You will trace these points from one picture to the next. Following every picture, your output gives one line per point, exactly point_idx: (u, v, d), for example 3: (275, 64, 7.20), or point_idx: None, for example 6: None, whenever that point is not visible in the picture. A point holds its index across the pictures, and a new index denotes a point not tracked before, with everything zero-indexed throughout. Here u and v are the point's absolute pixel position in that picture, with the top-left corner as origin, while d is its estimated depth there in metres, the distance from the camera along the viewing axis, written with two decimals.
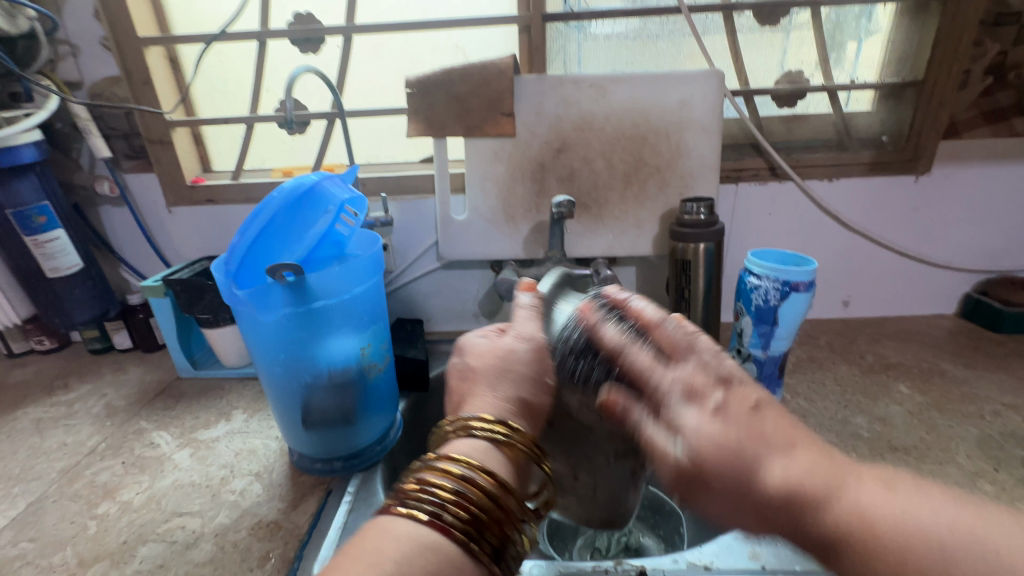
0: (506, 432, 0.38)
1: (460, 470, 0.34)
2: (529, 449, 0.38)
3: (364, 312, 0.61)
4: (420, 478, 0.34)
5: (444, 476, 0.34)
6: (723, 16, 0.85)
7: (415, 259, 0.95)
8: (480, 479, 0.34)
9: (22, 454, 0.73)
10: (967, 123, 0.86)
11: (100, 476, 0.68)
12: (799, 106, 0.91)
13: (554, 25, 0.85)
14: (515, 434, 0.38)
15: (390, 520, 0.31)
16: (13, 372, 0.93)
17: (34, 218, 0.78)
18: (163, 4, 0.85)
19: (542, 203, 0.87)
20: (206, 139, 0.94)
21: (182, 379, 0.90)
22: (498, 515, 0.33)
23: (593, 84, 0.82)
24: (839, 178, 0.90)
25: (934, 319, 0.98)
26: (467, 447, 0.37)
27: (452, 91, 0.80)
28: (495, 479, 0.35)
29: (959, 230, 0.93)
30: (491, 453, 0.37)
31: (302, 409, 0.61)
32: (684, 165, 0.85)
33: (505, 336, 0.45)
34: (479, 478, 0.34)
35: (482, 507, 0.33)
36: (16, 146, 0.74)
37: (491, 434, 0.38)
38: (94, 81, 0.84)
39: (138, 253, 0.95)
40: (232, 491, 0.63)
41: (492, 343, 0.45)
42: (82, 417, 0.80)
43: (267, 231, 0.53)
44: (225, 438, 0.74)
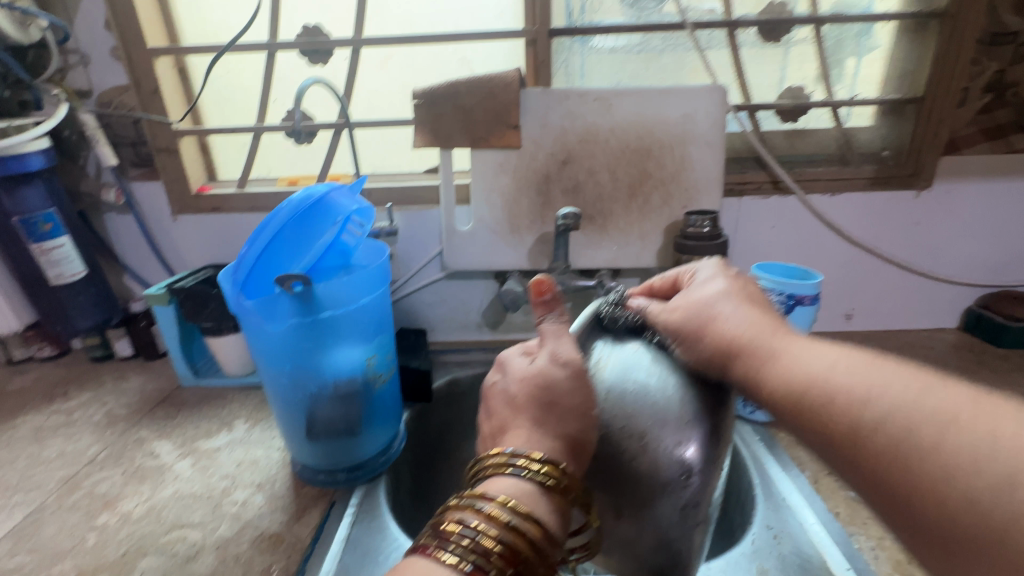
0: (557, 478, 0.38)
1: (507, 518, 0.35)
2: (575, 492, 0.38)
3: (370, 323, 0.61)
4: (465, 522, 0.35)
5: (487, 520, 0.35)
6: (726, 33, 0.86)
7: (419, 269, 0.95)
8: (526, 529, 0.36)
9: (21, 463, 0.72)
10: (966, 140, 0.87)
11: (100, 486, 0.67)
12: (800, 121, 0.92)
13: (560, 39, 0.87)
14: (561, 478, 0.38)
15: (434, 564, 0.33)
16: (12, 379, 0.93)
17: (40, 225, 0.78)
18: (174, 16, 0.86)
19: (547, 215, 0.88)
20: (213, 148, 0.94)
21: (184, 387, 0.89)
22: (538, 563, 0.36)
23: (598, 98, 0.83)
24: (841, 192, 0.90)
25: (937, 333, 0.99)
26: (511, 486, 0.38)
27: (459, 103, 0.81)
28: (540, 526, 0.36)
29: (960, 245, 0.94)
30: (539, 498, 0.38)
31: (307, 420, 0.61)
32: (688, 178, 0.85)
33: (539, 358, 0.43)
34: (523, 524, 0.36)
35: (524, 555, 0.35)
36: (24, 153, 0.74)
37: (541, 479, 0.38)
38: (103, 90, 0.84)
39: (142, 261, 0.95)
40: (235, 503, 0.63)
41: (528, 367, 0.43)
42: (82, 425, 0.79)
43: (277, 242, 0.53)
44: (227, 448, 0.73)
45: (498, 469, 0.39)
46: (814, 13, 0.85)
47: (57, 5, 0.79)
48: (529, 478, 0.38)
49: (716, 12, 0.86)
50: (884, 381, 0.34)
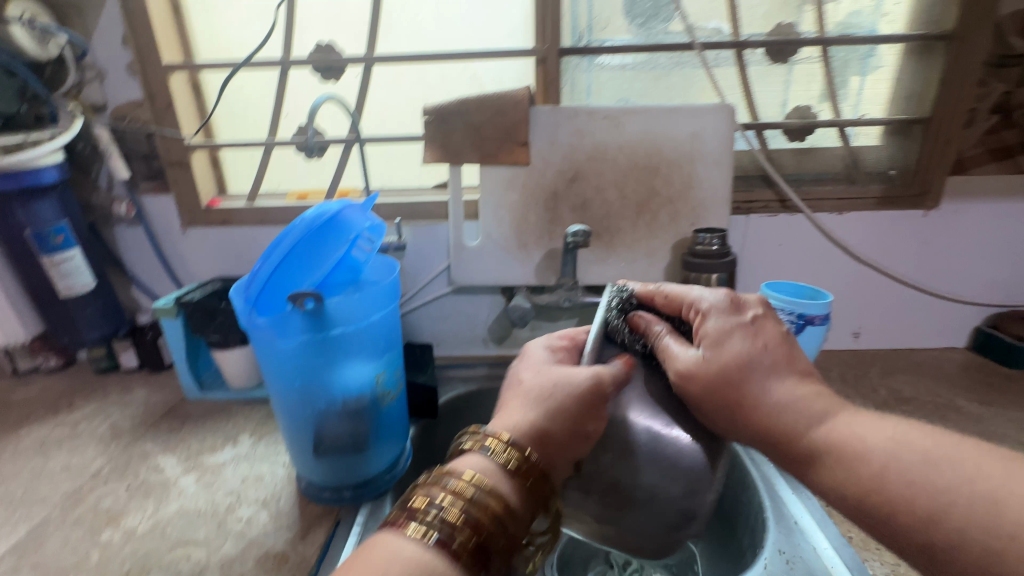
0: (517, 459, 0.41)
1: (471, 492, 0.38)
2: (534, 473, 0.41)
3: (381, 339, 0.61)
4: (432, 497, 0.38)
5: (455, 496, 0.38)
6: (734, 52, 0.87)
7: (426, 283, 0.95)
8: (490, 504, 0.38)
9: (25, 476, 0.72)
10: (974, 160, 0.87)
11: (104, 501, 0.66)
12: (808, 140, 0.92)
13: (569, 59, 0.88)
14: (522, 460, 0.41)
15: (398, 537, 0.36)
16: (17, 390, 0.93)
17: (52, 237, 0.78)
18: (190, 32, 0.87)
19: (555, 231, 0.88)
20: (224, 162, 0.95)
21: (189, 400, 0.89)
22: (503, 536, 0.38)
23: (607, 116, 0.83)
24: (849, 211, 0.90)
25: (946, 353, 0.98)
26: (476, 465, 0.41)
27: (469, 121, 0.82)
28: (504, 501, 0.39)
29: (968, 265, 0.93)
30: (501, 477, 0.40)
31: (314, 437, 0.60)
32: (696, 196, 0.86)
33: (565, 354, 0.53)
34: (486, 498, 0.38)
35: (487, 533, 0.37)
36: (38, 167, 0.75)
37: (502, 458, 0.41)
38: (117, 105, 0.85)
39: (150, 273, 0.96)
40: (239, 520, 0.62)
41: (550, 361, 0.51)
42: (86, 438, 0.79)
43: (290, 258, 0.53)
44: (232, 463, 0.73)
45: (468, 448, 0.42)
46: (822, 35, 0.86)
47: (77, 22, 0.81)
48: (496, 458, 0.41)
49: (724, 33, 0.87)
50: (914, 462, 0.38)
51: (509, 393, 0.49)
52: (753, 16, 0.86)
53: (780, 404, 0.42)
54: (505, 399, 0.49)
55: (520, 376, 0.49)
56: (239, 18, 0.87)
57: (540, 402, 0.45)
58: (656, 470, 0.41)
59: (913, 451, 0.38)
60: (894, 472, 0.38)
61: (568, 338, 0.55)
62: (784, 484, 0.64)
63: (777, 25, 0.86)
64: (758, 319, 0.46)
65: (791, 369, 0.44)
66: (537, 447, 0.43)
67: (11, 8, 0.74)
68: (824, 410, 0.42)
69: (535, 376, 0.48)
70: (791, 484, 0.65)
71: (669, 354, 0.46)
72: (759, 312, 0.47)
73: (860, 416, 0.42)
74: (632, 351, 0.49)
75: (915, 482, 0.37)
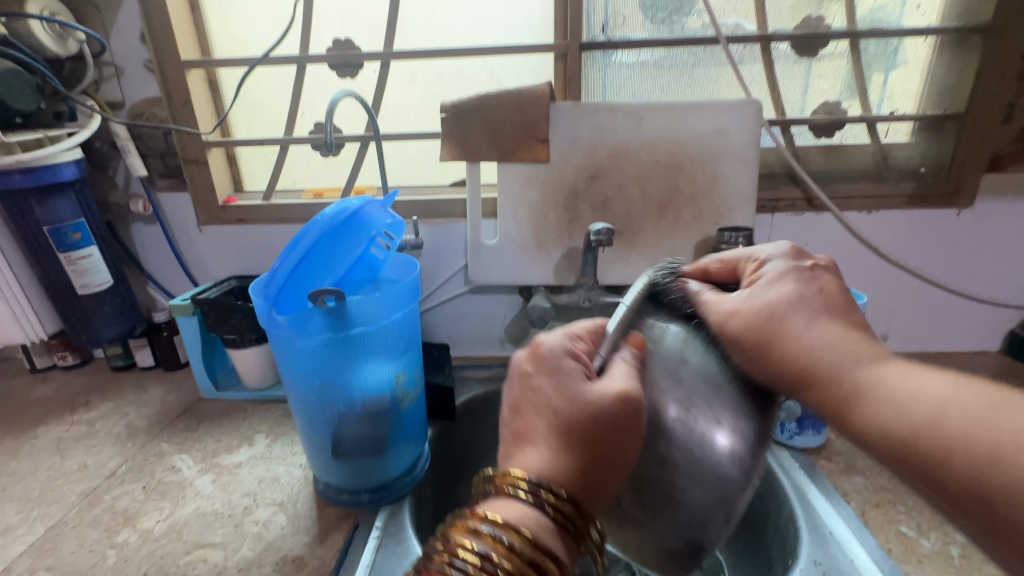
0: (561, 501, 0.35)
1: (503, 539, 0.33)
2: (587, 520, 0.36)
3: (400, 339, 0.59)
4: (480, 552, 0.32)
5: (507, 555, 0.32)
6: (760, 47, 0.85)
7: (442, 283, 0.94)
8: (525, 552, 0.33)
9: (42, 475, 0.71)
10: (1011, 157, 0.84)
11: (121, 501, 0.66)
12: (836, 137, 0.90)
13: (590, 53, 0.86)
14: (570, 506, 0.35)
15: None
16: (35, 388, 0.93)
17: (70, 234, 0.78)
18: (207, 29, 0.87)
19: (575, 229, 0.86)
20: (240, 159, 0.94)
21: (204, 400, 0.88)
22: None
23: (629, 112, 0.82)
24: (878, 210, 0.88)
25: (978, 357, 0.95)
26: (522, 512, 0.35)
27: (488, 117, 0.81)
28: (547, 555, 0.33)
29: (1003, 265, 0.90)
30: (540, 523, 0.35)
31: (333, 438, 0.59)
32: (720, 194, 0.83)
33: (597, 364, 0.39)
34: (544, 562, 0.33)
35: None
36: (57, 164, 0.75)
37: (543, 500, 0.35)
38: (134, 102, 0.85)
39: (166, 271, 0.95)
40: (256, 522, 0.61)
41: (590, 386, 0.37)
42: (103, 437, 0.79)
43: (311, 256, 0.52)
44: (248, 464, 0.72)
45: (505, 490, 0.35)
46: (851, 28, 0.83)
47: (95, 19, 0.80)
48: (546, 510, 0.35)
49: (749, 26, 0.84)
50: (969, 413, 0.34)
51: (528, 405, 0.39)
52: (781, 8, 0.84)
53: (816, 345, 0.40)
54: (527, 421, 0.39)
55: (546, 394, 0.38)
56: (257, 14, 0.86)
57: (573, 438, 0.36)
58: (678, 460, 0.36)
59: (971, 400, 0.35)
60: (953, 426, 0.34)
61: (588, 335, 0.42)
62: (816, 492, 0.62)
63: (805, 17, 0.84)
64: (819, 268, 0.44)
65: (833, 314, 0.41)
66: (576, 491, 0.36)
67: (30, 5, 0.74)
68: (857, 356, 0.39)
69: (566, 398, 0.37)
70: (824, 491, 0.63)
71: (705, 355, 0.40)
72: (820, 264, 0.45)
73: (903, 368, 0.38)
74: (668, 344, 0.40)
75: (974, 447, 0.33)
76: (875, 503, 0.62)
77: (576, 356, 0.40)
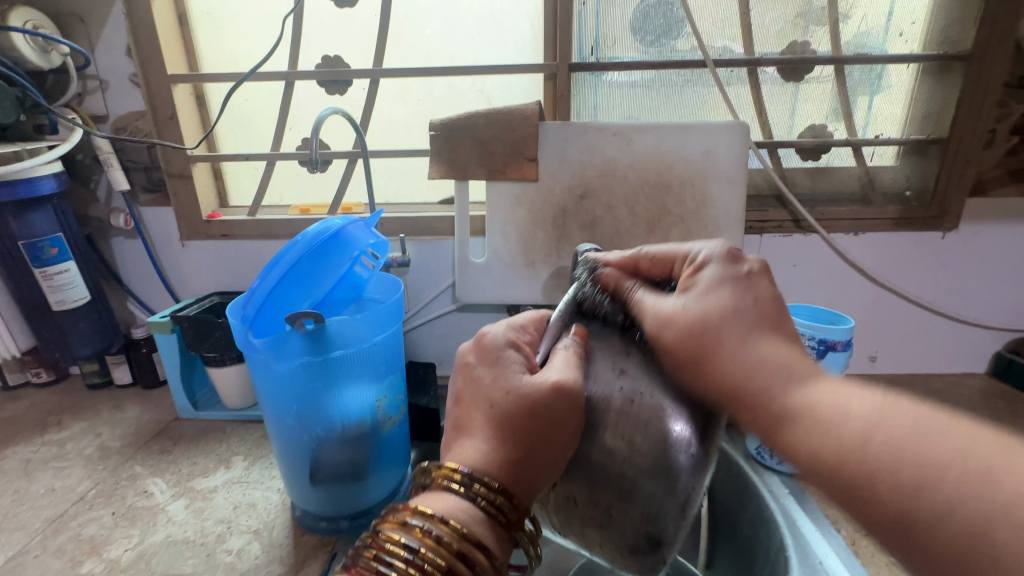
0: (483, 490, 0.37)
1: (425, 529, 0.35)
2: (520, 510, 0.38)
3: (383, 362, 0.58)
4: (409, 542, 0.34)
5: (434, 547, 0.34)
6: (747, 70, 0.86)
7: (429, 301, 0.92)
8: (447, 538, 0.35)
9: (6, 500, 0.68)
10: (993, 181, 0.85)
11: (87, 528, 0.63)
12: (822, 159, 0.90)
13: (579, 74, 0.86)
14: (499, 499, 0.37)
15: None
16: (6, 406, 0.90)
17: (46, 249, 0.76)
18: (195, 43, 0.86)
19: (563, 248, 0.85)
20: (226, 174, 0.93)
21: (182, 419, 0.85)
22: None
23: (617, 133, 0.82)
24: (864, 232, 0.88)
25: (965, 378, 0.94)
26: (456, 503, 0.37)
27: (476, 136, 0.81)
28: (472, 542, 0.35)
29: (987, 287, 0.91)
30: (467, 513, 0.37)
31: (311, 463, 0.57)
32: (708, 215, 0.84)
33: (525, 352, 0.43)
34: (472, 552, 0.35)
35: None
36: (35, 178, 0.73)
37: (467, 490, 0.37)
38: (119, 116, 0.84)
39: (147, 287, 0.93)
40: (229, 552, 0.59)
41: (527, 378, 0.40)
42: (74, 459, 0.76)
43: (292, 276, 0.51)
44: (224, 488, 0.69)
45: (442, 484, 0.38)
46: (836, 54, 0.84)
47: (79, 31, 0.79)
48: (477, 501, 0.37)
49: (736, 51, 0.86)
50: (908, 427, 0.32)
51: (470, 395, 0.42)
52: (767, 34, 0.85)
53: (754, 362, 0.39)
54: (467, 414, 0.42)
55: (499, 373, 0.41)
56: (246, 29, 0.86)
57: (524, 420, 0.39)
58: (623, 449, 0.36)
59: (901, 418, 0.33)
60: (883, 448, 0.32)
61: (532, 328, 0.46)
62: (805, 519, 0.60)
63: (791, 42, 0.85)
64: (753, 274, 0.43)
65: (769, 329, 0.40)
66: (508, 481, 0.38)
67: (15, 16, 0.73)
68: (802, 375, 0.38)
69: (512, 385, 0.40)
70: (813, 518, 0.61)
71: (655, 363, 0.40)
72: (754, 268, 0.43)
73: (838, 386, 0.36)
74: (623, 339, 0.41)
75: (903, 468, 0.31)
76: (865, 532, 0.61)
77: (519, 347, 0.43)
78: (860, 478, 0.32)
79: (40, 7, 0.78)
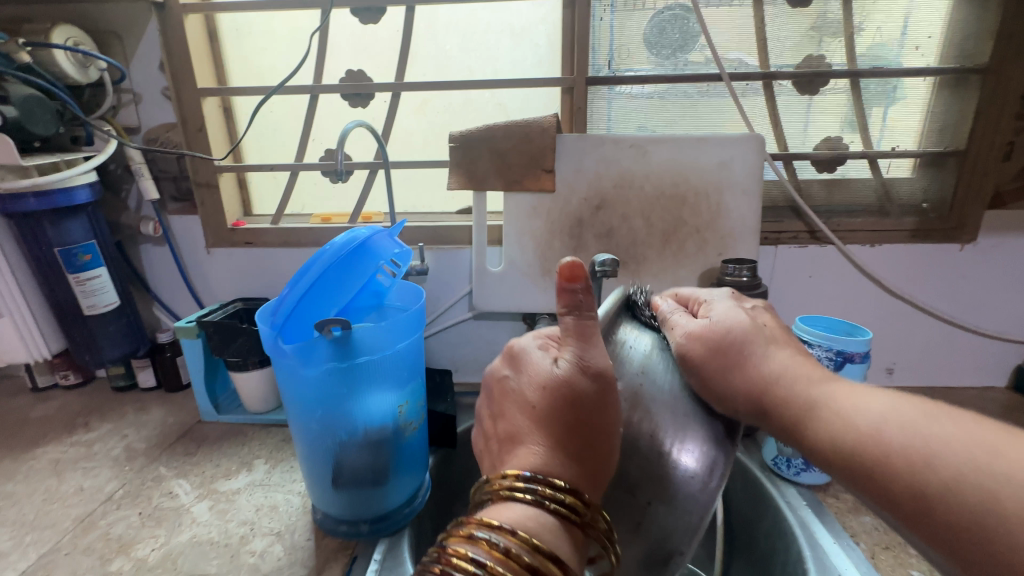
0: (570, 503, 0.34)
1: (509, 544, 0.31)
2: (595, 528, 0.34)
3: (404, 368, 0.59)
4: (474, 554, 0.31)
5: (502, 559, 0.30)
6: (762, 83, 0.87)
7: (446, 309, 0.94)
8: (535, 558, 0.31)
9: (38, 498, 0.70)
10: (1013, 194, 0.85)
11: (115, 527, 0.65)
12: (838, 171, 0.91)
13: (596, 87, 0.88)
14: (583, 512, 0.34)
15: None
16: (36, 406, 0.93)
17: (79, 256, 0.78)
18: (224, 58, 0.89)
19: (579, 258, 0.87)
20: (250, 184, 0.96)
21: (205, 422, 0.88)
22: None
23: (634, 144, 0.83)
24: (881, 243, 0.88)
25: (985, 391, 0.93)
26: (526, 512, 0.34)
27: (495, 147, 0.83)
28: (561, 566, 0.31)
29: (1006, 299, 0.90)
30: (543, 525, 0.33)
31: (333, 467, 0.59)
32: (724, 226, 0.84)
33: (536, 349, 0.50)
34: (545, 566, 0.31)
35: None
36: (72, 188, 0.76)
37: (545, 500, 0.34)
38: (150, 127, 0.87)
39: (173, 292, 0.96)
40: (252, 553, 0.60)
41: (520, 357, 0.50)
42: (101, 459, 0.78)
43: (320, 284, 0.52)
44: (247, 490, 0.71)
45: (507, 492, 0.35)
46: (852, 67, 0.85)
47: (116, 47, 0.83)
48: (548, 506, 0.34)
49: (752, 64, 0.87)
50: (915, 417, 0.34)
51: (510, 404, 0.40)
52: (782, 47, 0.86)
53: (776, 372, 0.41)
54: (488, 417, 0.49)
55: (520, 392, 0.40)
56: (273, 44, 0.89)
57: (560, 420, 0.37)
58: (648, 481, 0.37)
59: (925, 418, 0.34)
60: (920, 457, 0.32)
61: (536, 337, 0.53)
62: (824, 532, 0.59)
63: (806, 56, 0.86)
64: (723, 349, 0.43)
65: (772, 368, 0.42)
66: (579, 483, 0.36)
67: (56, 34, 0.75)
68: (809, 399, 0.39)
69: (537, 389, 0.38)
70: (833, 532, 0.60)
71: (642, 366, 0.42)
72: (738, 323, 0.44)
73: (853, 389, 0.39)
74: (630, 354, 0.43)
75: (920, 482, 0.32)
76: (886, 545, 0.60)
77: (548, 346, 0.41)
78: (876, 467, 0.34)
79: (79, 24, 0.82)
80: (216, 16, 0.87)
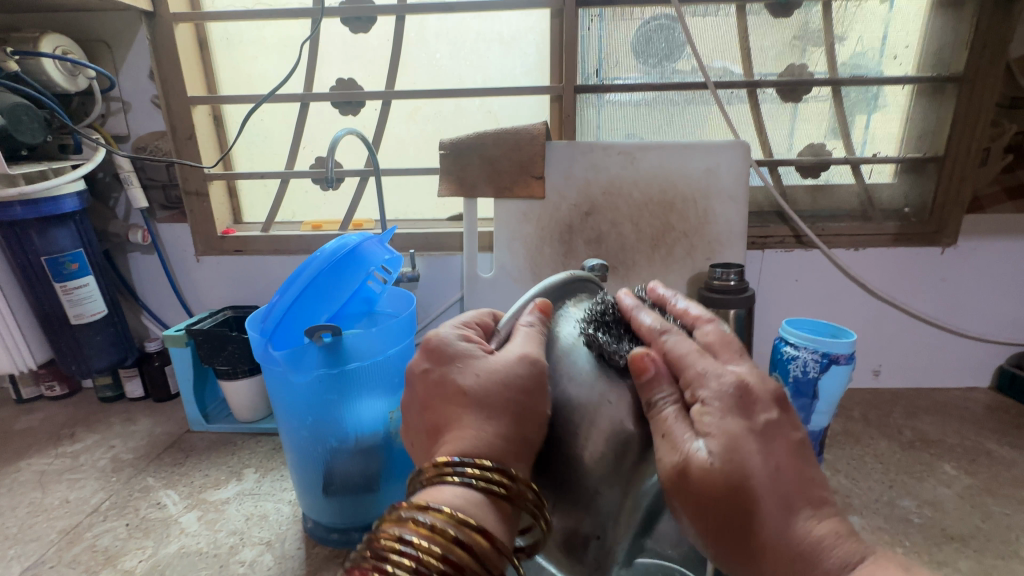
0: (500, 483, 0.35)
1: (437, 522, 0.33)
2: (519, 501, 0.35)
3: (395, 374, 0.59)
4: (405, 538, 0.32)
5: (428, 537, 0.32)
6: (747, 91, 0.88)
7: (438, 315, 0.94)
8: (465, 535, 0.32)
9: (22, 511, 0.69)
10: (990, 199, 0.87)
11: (101, 539, 0.64)
12: (822, 177, 0.92)
13: (584, 96, 0.89)
14: (510, 488, 0.35)
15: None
16: (20, 418, 0.91)
17: (67, 264, 0.77)
18: (214, 67, 0.90)
19: (569, 264, 0.87)
20: (241, 192, 0.96)
21: (194, 432, 0.87)
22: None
23: (622, 151, 0.84)
24: (864, 247, 0.90)
25: (968, 392, 0.95)
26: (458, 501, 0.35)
27: (485, 154, 0.84)
28: (487, 535, 0.33)
29: (986, 302, 0.92)
30: (478, 504, 0.35)
31: (324, 474, 0.58)
32: (712, 231, 0.85)
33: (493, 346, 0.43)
34: (470, 537, 0.32)
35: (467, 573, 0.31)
36: (60, 196, 0.75)
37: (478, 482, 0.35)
38: (140, 136, 0.87)
39: (161, 301, 0.96)
40: (242, 563, 0.59)
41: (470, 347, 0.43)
42: (87, 470, 0.77)
43: (312, 289, 0.52)
44: (236, 500, 0.70)
45: (439, 477, 0.36)
46: (834, 75, 0.87)
47: (105, 56, 0.82)
48: (477, 486, 0.35)
49: (736, 73, 0.89)
50: None
51: (437, 397, 0.41)
52: (766, 56, 0.88)
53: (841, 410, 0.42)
54: (440, 414, 0.41)
55: (450, 378, 0.41)
56: (264, 53, 0.89)
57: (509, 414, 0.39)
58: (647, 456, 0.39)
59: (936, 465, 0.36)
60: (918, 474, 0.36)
61: (474, 324, 0.47)
62: None
63: (789, 65, 0.88)
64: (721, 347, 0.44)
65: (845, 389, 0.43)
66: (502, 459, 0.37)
67: (45, 43, 0.74)
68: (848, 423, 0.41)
69: (475, 375, 0.41)
70: None
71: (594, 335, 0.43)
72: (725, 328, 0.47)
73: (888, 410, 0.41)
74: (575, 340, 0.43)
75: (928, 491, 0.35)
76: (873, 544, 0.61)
77: (471, 338, 0.44)
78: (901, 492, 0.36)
79: (68, 32, 0.81)
80: (207, 25, 0.87)
